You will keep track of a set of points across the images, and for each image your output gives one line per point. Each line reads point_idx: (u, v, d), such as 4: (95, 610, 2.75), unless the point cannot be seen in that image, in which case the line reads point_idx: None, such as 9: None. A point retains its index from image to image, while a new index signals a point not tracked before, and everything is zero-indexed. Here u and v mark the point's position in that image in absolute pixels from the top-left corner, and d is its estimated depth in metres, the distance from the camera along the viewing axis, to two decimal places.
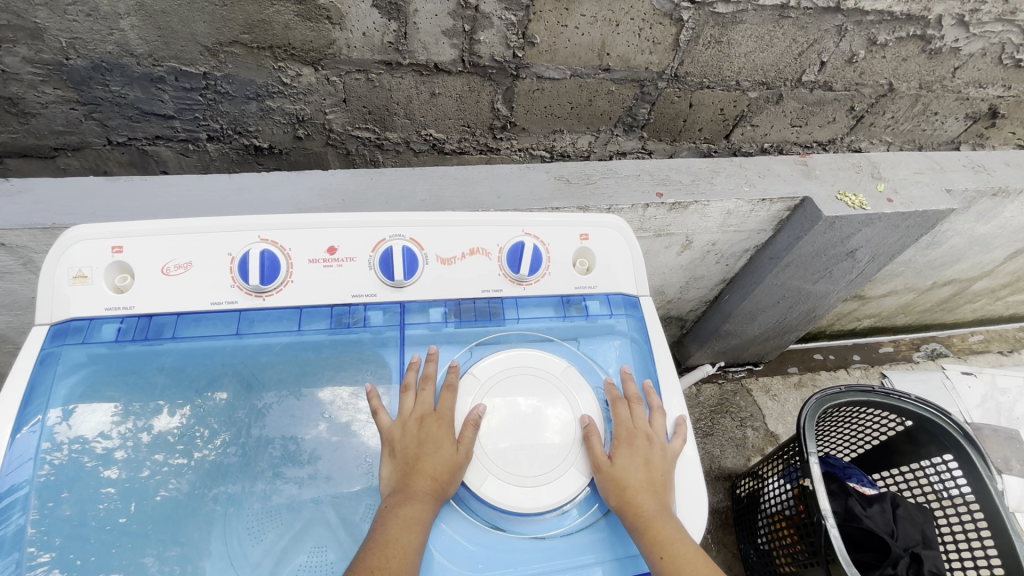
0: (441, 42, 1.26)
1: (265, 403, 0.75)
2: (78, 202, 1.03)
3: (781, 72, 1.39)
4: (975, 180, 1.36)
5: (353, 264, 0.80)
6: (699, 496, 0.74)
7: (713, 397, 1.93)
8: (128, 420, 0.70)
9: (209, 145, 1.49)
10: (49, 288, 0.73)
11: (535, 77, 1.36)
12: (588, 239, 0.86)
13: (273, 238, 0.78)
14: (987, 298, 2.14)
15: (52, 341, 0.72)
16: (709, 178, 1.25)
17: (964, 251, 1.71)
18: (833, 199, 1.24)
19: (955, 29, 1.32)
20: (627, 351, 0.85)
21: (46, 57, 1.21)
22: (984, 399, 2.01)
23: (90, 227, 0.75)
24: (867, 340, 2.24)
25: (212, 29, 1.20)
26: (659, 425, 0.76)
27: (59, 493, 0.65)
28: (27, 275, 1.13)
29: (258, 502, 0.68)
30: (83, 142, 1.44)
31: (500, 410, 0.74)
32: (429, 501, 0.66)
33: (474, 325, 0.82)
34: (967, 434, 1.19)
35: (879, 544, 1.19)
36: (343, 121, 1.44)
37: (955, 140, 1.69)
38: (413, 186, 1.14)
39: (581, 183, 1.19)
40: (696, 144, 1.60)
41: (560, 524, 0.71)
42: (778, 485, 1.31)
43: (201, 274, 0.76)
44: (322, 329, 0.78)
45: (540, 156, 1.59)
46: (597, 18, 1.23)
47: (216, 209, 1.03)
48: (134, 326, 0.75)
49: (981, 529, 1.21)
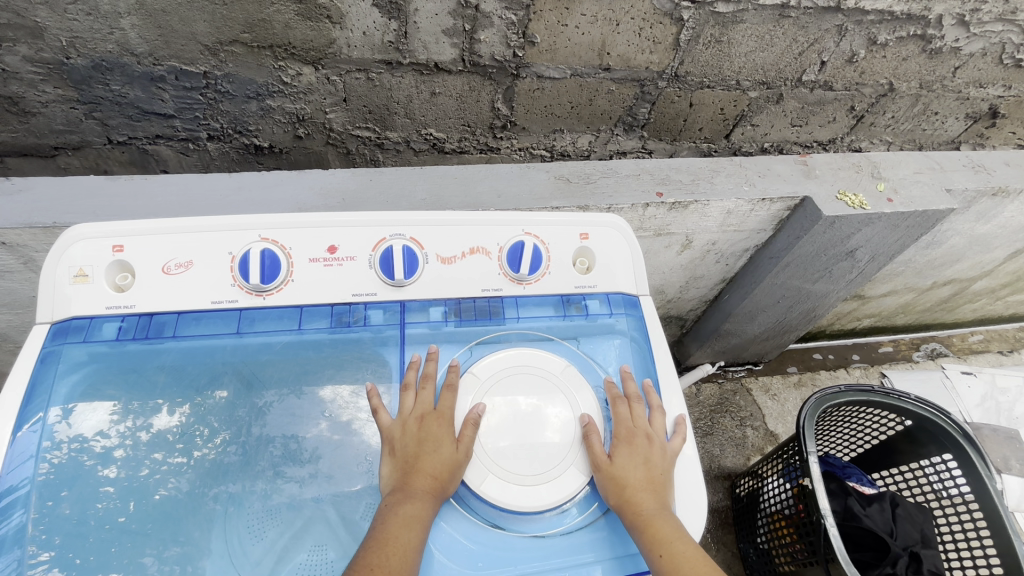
0: (441, 42, 1.26)
1: (266, 402, 0.75)
2: (79, 201, 1.03)
3: (781, 72, 1.39)
4: (976, 180, 1.36)
5: (353, 264, 0.80)
6: (699, 495, 0.75)
7: (713, 397, 1.93)
8: (127, 419, 0.70)
9: (209, 144, 1.49)
10: (50, 287, 0.74)
11: (535, 77, 1.36)
12: (588, 239, 0.86)
13: (273, 238, 0.78)
14: (987, 298, 2.14)
15: (52, 340, 0.72)
16: (709, 177, 1.25)
17: (964, 250, 1.71)
18: (833, 199, 1.24)
19: (955, 29, 1.32)
20: (626, 350, 0.85)
21: (46, 56, 1.21)
22: (984, 399, 2.01)
23: (91, 226, 0.75)
24: (867, 339, 2.24)
25: (212, 29, 1.20)
26: (659, 425, 0.76)
27: (59, 492, 0.65)
28: (27, 274, 1.13)
29: (258, 501, 0.69)
30: (83, 141, 1.44)
31: (500, 409, 0.74)
32: (429, 500, 0.66)
33: (474, 324, 0.82)
34: (967, 433, 1.19)
35: (879, 544, 1.19)
36: (343, 120, 1.44)
37: (956, 140, 1.69)
38: (413, 185, 1.14)
39: (581, 182, 1.19)
40: (696, 143, 1.60)
41: (560, 524, 0.71)
42: (778, 484, 1.31)
43: (202, 273, 0.76)
44: (322, 328, 0.78)
45: (540, 155, 1.59)
46: (597, 17, 1.23)
47: (216, 209, 1.03)
48: (134, 325, 0.75)
49: (980, 529, 1.21)
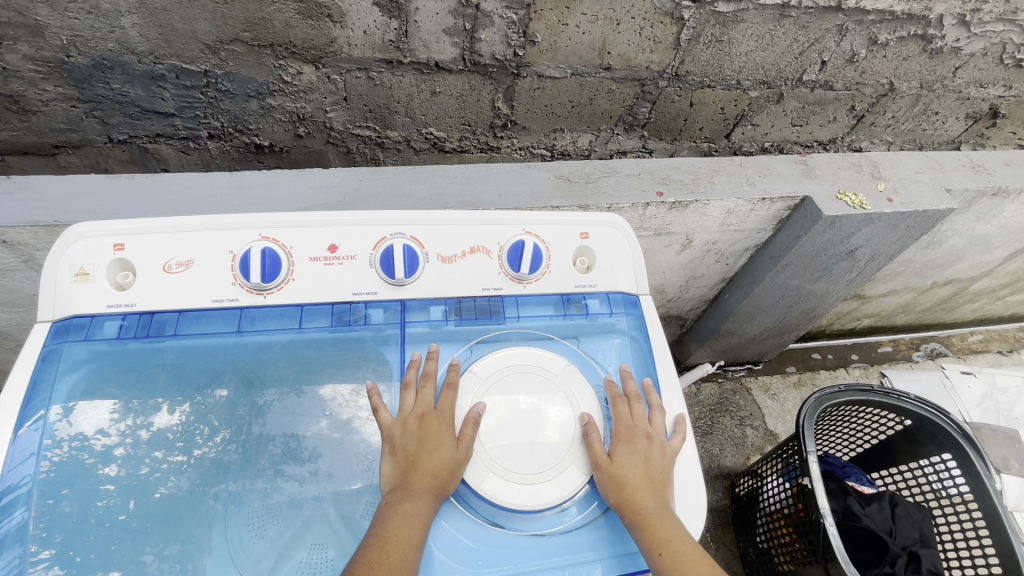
0: (442, 41, 1.26)
1: (266, 400, 0.75)
2: (79, 200, 1.03)
3: (782, 71, 1.39)
4: (976, 180, 1.37)
5: (353, 262, 0.80)
6: (698, 494, 0.75)
7: (713, 396, 1.93)
8: (127, 418, 0.71)
9: (210, 143, 1.49)
10: (51, 285, 0.74)
11: (536, 76, 1.36)
12: (588, 238, 0.86)
13: (274, 236, 0.78)
14: (987, 298, 2.15)
15: (53, 338, 0.72)
16: (710, 177, 1.25)
17: (963, 250, 1.71)
18: (833, 198, 1.24)
19: (955, 29, 1.32)
20: (626, 349, 0.85)
21: (47, 54, 1.21)
22: (983, 399, 2.01)
23: (93, 224, 0.75)
24: (867, 339, 2.24)
25: (213, 27, 1.20)
26: (659, 424, 0.77)
27: (59, 490, 0.65)
28: (29, 273, 1.13)
29: (258, 500, 0.69)
30: (84, 139, 1.44)
31: (500, 408, 0.75)
32: (429, 497, 0.67)
33: (474, 323, 0.82)
34: (967, 433, 1.19)
35: (878, 543, 1.20)
36: (344, 119, 1.44)
37: (956, 140, 1.69)
38: (415, 184, 1.14)
39: (581, 182, 1.19)
40: (697, 143, 1.60)
41: (560, 523, 0.71)
42: (778, 484, 1.31)
43: (202, 271, 0.76)
44: (323, 327, 0.78)
45: (540, 155, 1.59)
46: (597, 16, 1.23)
47: (217, 207, 1.03)
48: (135, 323, 0.75)
49: (980, 529, 1.21)
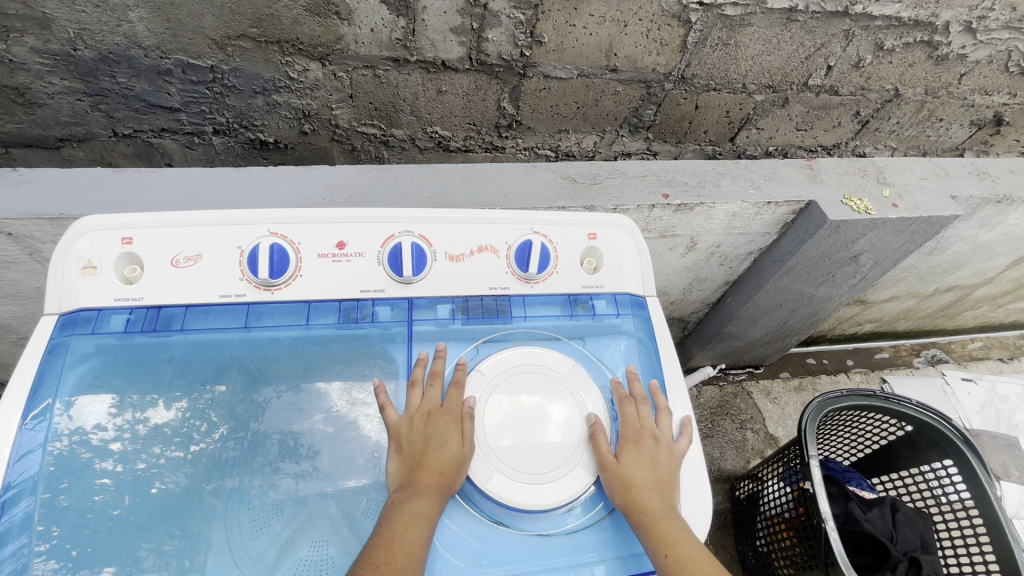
0: (449, 40, 1.25)
1: (265, 398, 0.75)
2: (82, 194, 1.02)
3: (788, 75, 1.40)
4: (980, 187, 1.37)
5: (361, 260, 0.79)
6: (703, 496, 0.75)
7: (713, 399, 1.94)
8: (126, 412, 0.70)
9: (215, 138, 1.48)
10: (60, 278, 0.73)
11: (542, 76, 1.36)
12: (596, 239, 0.86)
13: (281, 233, 0.78)
14: (988, 305, 2.15)
15: (61, 331, 0.72)
16: (715, 180, 1.25)
17: (966, 257, 1.71)
18: (838, 203, 1.25)
19: (962, 36, 1.33)
20: (632, 350, 0.85)
21: (54, 47, 1.21)
22: (983, 407, 2.02)
23: (98, 219, 0.75)
24: (868, 344, 2.24)
25: (220, 23, 1.20)
26: (665, 425, 0.77)
27: (59, 483, 0.65)
28: (31, 265, 1.13)
29: (258, 496, 0.69)
30: (88, 133, 1.43)
31: (504, 407, 0.75)
32: (435, 496, 0.66)
33: (481, 323, 0.82)
34: (967, 439, 1.20)
35: (878, 548, 1.21)
36: (349, 117, 1.44)
37: (959, 147, 1.69)
38: (422, 183, 1.14)
39: (587, 183, 1.19)
40: (701, 145, 1.60)
41: (564, 522, 0.71)
42: (778, 487, 1.31)
43: (208, 267, 0.76)
44: (330, 324, 0.79)
45: (545, 155, 1.59)
46: (605, 18, 1.23)
47: (224, 203, 1.03)
48: (142, 317, 0.75)
49: (979, 534, 1.22)
